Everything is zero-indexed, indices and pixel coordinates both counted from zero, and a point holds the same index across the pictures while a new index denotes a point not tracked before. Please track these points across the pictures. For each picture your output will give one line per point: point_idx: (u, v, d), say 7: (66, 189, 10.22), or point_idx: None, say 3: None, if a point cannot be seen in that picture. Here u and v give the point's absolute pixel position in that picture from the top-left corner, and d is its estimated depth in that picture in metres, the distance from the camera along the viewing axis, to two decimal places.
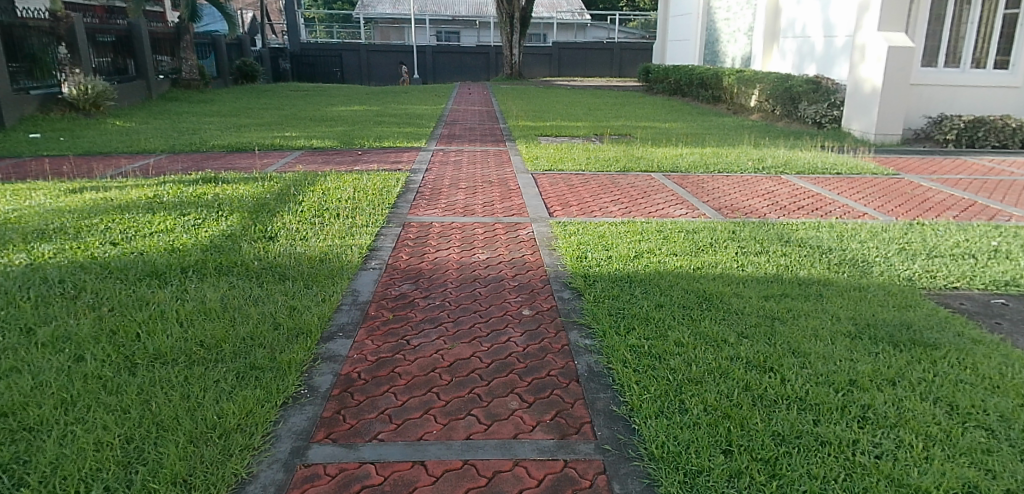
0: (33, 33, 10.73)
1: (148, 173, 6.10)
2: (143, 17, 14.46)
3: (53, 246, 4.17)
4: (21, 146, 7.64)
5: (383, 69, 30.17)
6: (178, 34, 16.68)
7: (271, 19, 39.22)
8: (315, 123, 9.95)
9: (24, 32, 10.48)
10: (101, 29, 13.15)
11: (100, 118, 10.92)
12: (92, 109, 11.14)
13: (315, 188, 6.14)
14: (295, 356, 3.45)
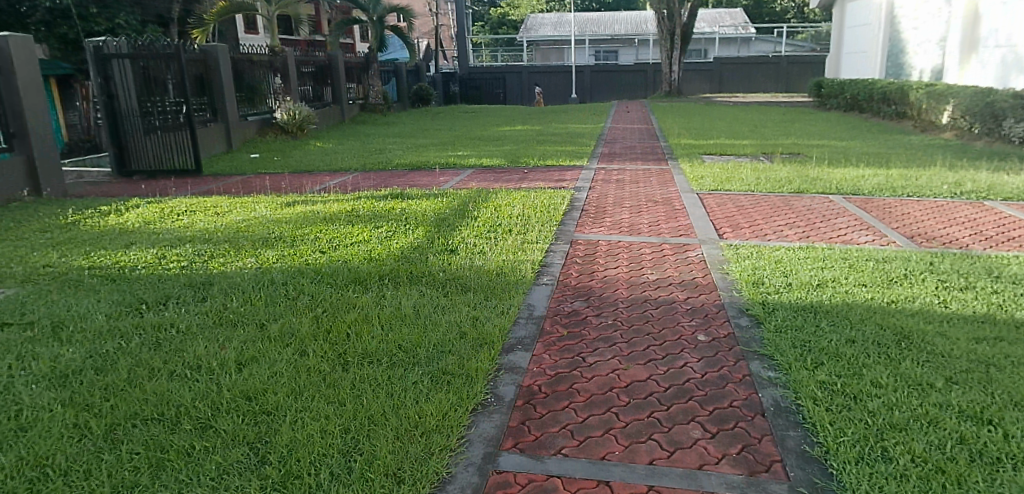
0: (255, 67, 12.35)
1: (345, 189, 6.78)
2: (339, 49, 16.24)
3: (275, 252, 4.73)
4: (247, 165, 8.88)
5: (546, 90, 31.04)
6: (369, 62, 18.50)
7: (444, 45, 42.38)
8: (483, 142, 10.47)
9: (248, 66, 12.08)
10: (306, 61, 14.81)
11: (305, 140, 12.35)
12: (297, 132, 12.54)
13: (488, 204, 6.44)
14: (481, 364, 3.59)
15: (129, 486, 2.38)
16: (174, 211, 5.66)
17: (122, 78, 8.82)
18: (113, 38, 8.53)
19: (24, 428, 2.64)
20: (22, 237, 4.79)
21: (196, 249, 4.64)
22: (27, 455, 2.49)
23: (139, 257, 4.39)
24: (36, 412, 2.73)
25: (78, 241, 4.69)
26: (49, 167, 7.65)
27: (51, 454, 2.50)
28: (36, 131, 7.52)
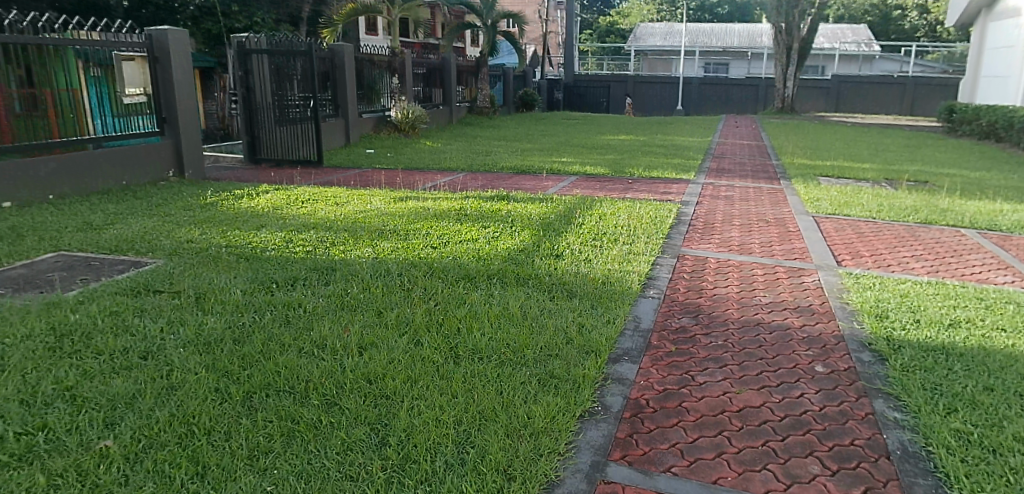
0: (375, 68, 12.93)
1: (454, 188, 6.95)
2: (453, 53, 16.73)
3: (390, 244, 4.91)
4: (363, 160, 9.31)
5: (651, 100, 30.63)
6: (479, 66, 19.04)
7: (552, 53, 42.93)
8: (587, 150, 10.46)
9: (368, 67, 12.66)
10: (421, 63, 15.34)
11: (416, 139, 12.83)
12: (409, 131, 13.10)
13: (593, 212, 6.40)
14: (588, 372, 3.49)
15: (264, 450, 2.54)
16: (298, 199, 6.01)
17: (259, 73, 9.29)
18: (255, 35, 9.21)
19: (174, 388, 2.82)
20: (170, 214, 5.22)
21: (318, 236, 4.88)
22: (177, 412, 2.67)
23: (269, 239, 4.68)
24: (185, 375, 2.91)
25: (215, 221, 5.05)
26: (193, 152, 8.10)
27: (197, 413, 2.68)
28: (185, 114, 7.98)
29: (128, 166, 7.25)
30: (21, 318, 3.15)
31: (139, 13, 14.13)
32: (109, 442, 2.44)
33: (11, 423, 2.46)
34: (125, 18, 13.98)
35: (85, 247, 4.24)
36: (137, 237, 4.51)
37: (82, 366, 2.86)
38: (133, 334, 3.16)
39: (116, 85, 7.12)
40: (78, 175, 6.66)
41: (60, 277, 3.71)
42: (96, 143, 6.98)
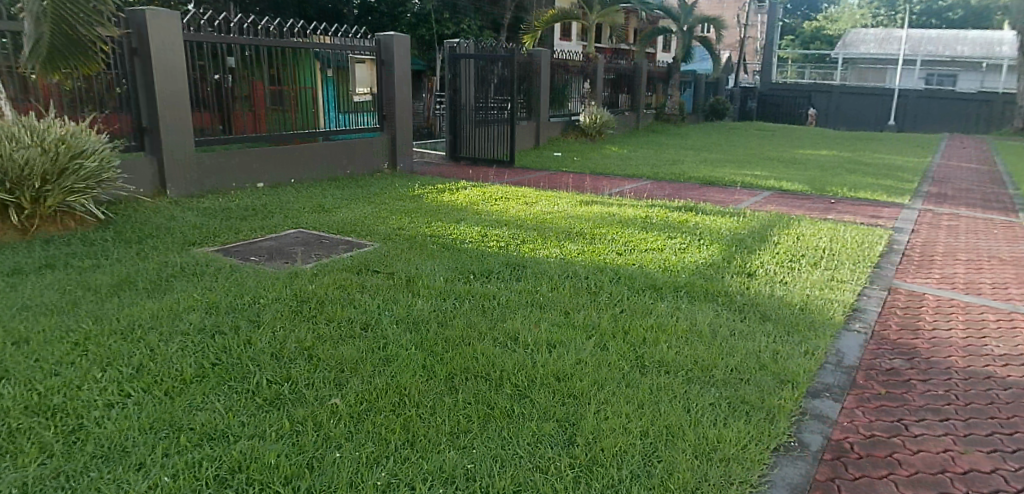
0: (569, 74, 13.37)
1: (640, 195, 6.90)
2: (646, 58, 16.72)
3: (576, 246, 4.99)
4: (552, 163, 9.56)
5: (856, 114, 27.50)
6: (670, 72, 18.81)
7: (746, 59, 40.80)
8: (781, 164, 9.79)
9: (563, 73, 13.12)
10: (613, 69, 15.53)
11: (602, 144, 12.92)
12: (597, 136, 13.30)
13: (790, 231, 5.99)
14: (784, 403, 3.21)
15: (463, 430, 2.63)
16: (492, 196, 6.36)
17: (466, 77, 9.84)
18: (465, 41, 9.79)
19: (389, 360, 3.08)
20: (384, 202, 5.79)
21: (510, 233, 5.11)
22: (391, 382, 2.89)
23: (466, 232, 5.00)
24: (397, 350, 3.17)
25: (422, 212, 5.51)
26: (405, 146, 8.71)
27: (407, 385, 2.88)
28: (401, 112, 8.62)
29: (351, 157, 8.06)
30: (273, 283, 3.62)
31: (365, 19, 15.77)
32: (337, 400, 2.68)
33: (264, 371, 2.78)
34: (353, 24, 15.68)
35: (318, 227, 4.85)
36: (358, 221, 5.05)
37: (316, 330, 3.20)
38: (356, 307, 3.51)
39: (345, 85, 7.87)
40: (312, 163, 7.54)
41: (300, 251, 4.27)
42: (327, 136, 7.86)
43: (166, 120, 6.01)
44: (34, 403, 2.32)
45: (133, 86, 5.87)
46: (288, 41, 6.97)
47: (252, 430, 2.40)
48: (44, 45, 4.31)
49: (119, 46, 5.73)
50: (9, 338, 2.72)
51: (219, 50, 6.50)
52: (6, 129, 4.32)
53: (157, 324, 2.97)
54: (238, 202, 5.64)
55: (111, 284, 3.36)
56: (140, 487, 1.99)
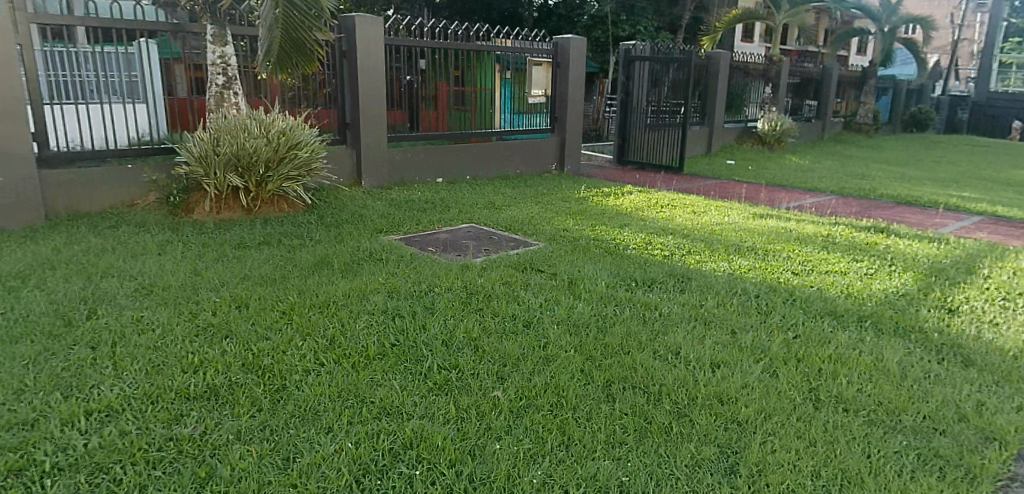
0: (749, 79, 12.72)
1: (821, 212, 6.38)
2: (838, 62, 15.49)
3: (747, 262, 4.72)
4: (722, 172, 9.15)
5: None
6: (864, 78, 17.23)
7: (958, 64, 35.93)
8: (998, 186, 8.48)
9: (742, 78, 12.47)
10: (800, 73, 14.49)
11: (779, 153, 12.06)
12: (775, 144, 12.39)
13: (1008, 264, 5.16)
14: (988, 464, 2.55)
15: (619, 441, 2.47)
16: (659, 202, 6.25)
17: (639, 79, 9.72)
18: (641, 43, 9.70)
19: (550, 360, 3.02)
20: (551, 203, 5.92)
21: (676, 242, 4.97)
22: (550, 382, 2.82)
23: (632, 238, 4.94)
24: (557, 350, 3.10)
25: (586, 214, 5.55)
26: (575, 148, 8.69)
27: (565, 387, 2.79)
28: (574, 115, 8.58)
29: (523, 157, 8.17)
30: (446, 273, 3.78)
31: (543, 23, 16.10)
32: (499, 393, 2.68)
33: (436, 357, 2.87)
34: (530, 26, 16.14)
35: (488, 223, 5.07)
36: (525, 220, 5.20)
37: (483, 322, 3.26)
38: (520, 303, 3.52)
39: (521, 87, 8.08)
40: (488, 162, 7.77)
41: (471, 245, 4.48)
42: (501, 136, 8.04)
43: (365, 117, 6.44)
44: (249, 361, 2.59)
45: (340, 85, 6.35)
46: (473, 45, 7.20)
47: (423, 410, 2.47)
48: (273, 53, 4.93)
49: (332, 49, 6.21)
50: (234, 302, 3.13)
51: (413, 52, 6.82)
52: (242, 121, 5.02)
53: (348, 302, 3.23)
54: (420, 195, 6.07)
55: (313, 262, 3.79)
56: (329, 449, 2.14)
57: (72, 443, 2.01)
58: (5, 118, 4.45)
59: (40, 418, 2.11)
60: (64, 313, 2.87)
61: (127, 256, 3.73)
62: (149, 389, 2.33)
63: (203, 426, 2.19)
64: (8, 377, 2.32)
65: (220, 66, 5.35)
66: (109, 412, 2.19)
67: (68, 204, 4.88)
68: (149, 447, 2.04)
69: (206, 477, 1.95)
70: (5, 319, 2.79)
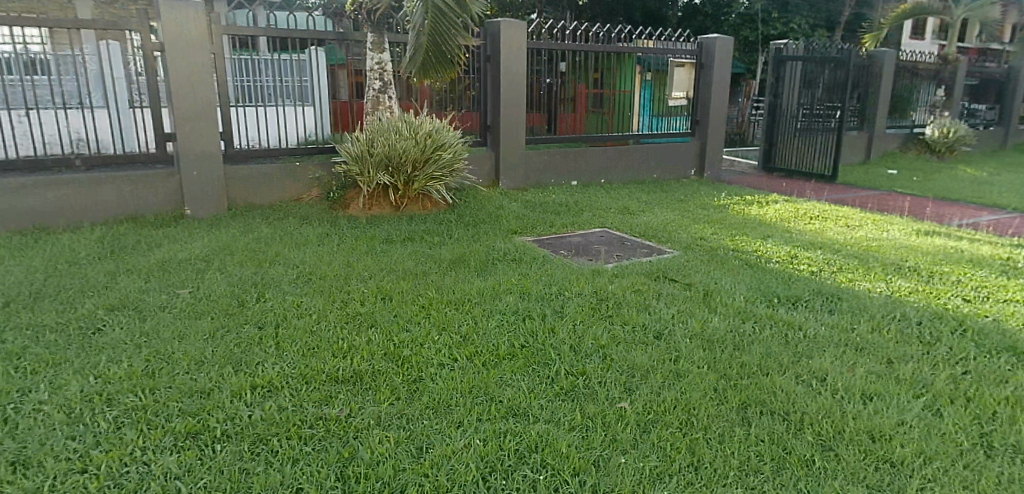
0: (918, 80, 11.49)
1: (1003, 231, 5.58)
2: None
3: (907, 284, 4.22)
4: (882, 182, 8.33)
5: None
6: None
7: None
8: None
9: (909, 79, 11.30)
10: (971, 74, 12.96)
11: (952, 162, 10.70)
12: (947, 152, 11.07)
13: None
14: None
15: (753, 469, 2.16)
16: (807, 213, 5.82)
17: (790, 81, 9.08)
18: (793, 42, 9.04)
19: (679, 375, 2.77)
20: (688, 210, 5.73)
21: (826, 258, 4.59)
22: (681, 397, 2.57)
23: (775, 251, 4.64)
24: (689, 365, 2.85)
25: (725, 223, 5.30)
26: (715, 152, 8.32)
27: (697, 405, 2.52)
28: (717, 118, 8.20)
29: (659, 161, 7.93)
30: (577, 277, 3.77)
31: (688, 23, 15.57)
32: (626, 405, 2.48)
33: (563, 361, 2.77)
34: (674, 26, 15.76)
35: (621, 228, 5.01)
36: (660, 226, 5.07)
37: (612, 330, 3.12)
38: (650, 313, 3.37)
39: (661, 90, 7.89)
40: (623, 166, 7.64)
41: (603, 250, 4.45)
42: (637, 140, 7.82)
43: (506, 120, 6.56)
44: (390, 351, 2.74)
45: (484, 88, 6.53)
46: (615, 45, 7.04)
47: (550, 413, 2.38)
48: (422, 52, 5.22)
49: (477, 53, 6.40)
50: (379, 293, 3.34)
51: (554, 55, 6.84)
52: (394, 123, 5.34)
53: (481, 301, 3.32)
54: (554, 197, 6.12)
55: (451, 259, 3.96)
56: (458, 444, 2.15)
57: (239, 414, 2.24)
58: (201, 121, 5.02)
59: (215, 388, 2.38)
60: (239, 295, 3.23)
61: (291, 245, 4.12)
62: (304, 370, 2.55)
63: (348, 408, 2.33)
64: (193, 348, 2.65)
65: (377, 72, 5.74)
66: (270, 388, 2.42)
67: (246, 197, 5.42)
68: (302, 424, 2.22)
69: (349, 457, 2.07)
70: (193, 297, 3.18)
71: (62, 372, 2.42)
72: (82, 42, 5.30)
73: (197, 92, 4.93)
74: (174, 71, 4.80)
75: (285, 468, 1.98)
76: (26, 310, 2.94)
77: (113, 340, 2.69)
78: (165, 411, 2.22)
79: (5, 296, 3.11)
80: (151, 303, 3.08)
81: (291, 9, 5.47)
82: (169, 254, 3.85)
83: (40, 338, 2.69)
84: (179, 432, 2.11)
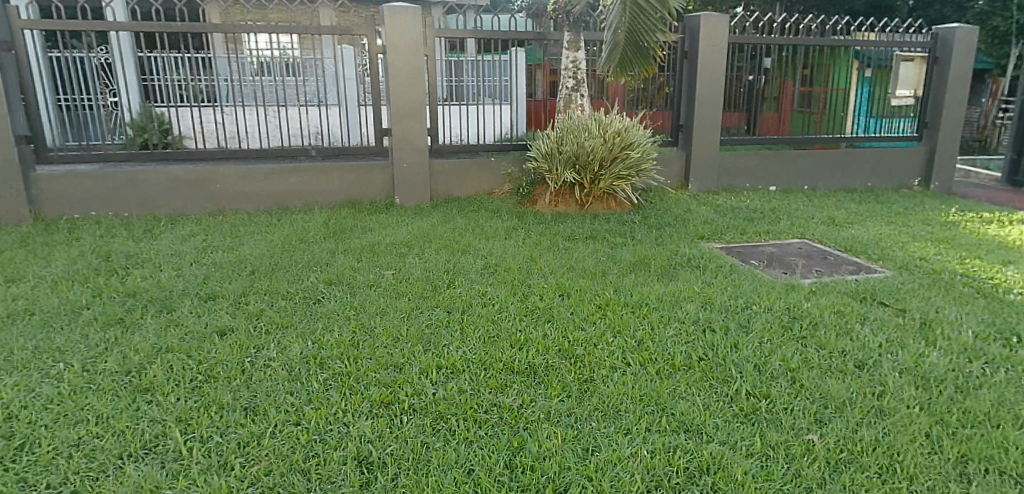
0: None
1: None
2: None
3: None
4: None
5: None
6: None
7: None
8: None
9: None
10: None
11: None
12: None
13: None
14: None
15: None
16: None
17: None
18: None
19: (883, 413, 2.43)
20: (908, 225, 5.02)
21: None
22: (882, 439, 2.25)
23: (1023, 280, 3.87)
24: (897, 404, 2.48)
25: (957, 243, 4.55)
26: (952, 161, 7.11)
27: (903, 451, 2.19)
28: (956, 119, 7.00)
29: (876, 168, 7.04)
30: (768, 291, 3.49)
31: (924, 12, 13.57)
32: (814, 438, 2.25)
33: (745, 381, 2.59)
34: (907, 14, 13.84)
35: (824, 241, 4.54)
36: (871, 242, 4.51)
37: (804, 353, 2.84)
38: (853, 340, 2.99)
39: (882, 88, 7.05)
40: (831, 172, 6.91)
41: (800, 263, 4.08)
42: (849, 143, 7.02)
43: (701, 119, 6.26)
44: (565, 348, 2.78)
45: (679, 86, 6.30)
46: (827, 39, 6.29)
47: (726, 435, 2.24)
48: (615, 56, 5.20)
49: (674, 50, 6.21)
50: (558, 289, 3.41)
51: (758, 49, 6.35)
52: (585, 122, 5.40)
53: (660, 306, 3.23)
54: (749, 203, 5.72)
55: (632, 261, 3.90)
56: (625, 451, 2.12)
57: (424, 390, 2.43)
58: (412, 118, 5.49)
59: (406, 364, 2.62)
60: (433, 280, 3.50)
61: (482, 237, 4.36)
62: (484, 357, 2.69)
63: (521, 399, 2.41)
64: (391, 325, 2.94)
65: (572, 70, 5.85)
66: (453, 370, 2.59)
67: (446, 189, 5.84)
68: (478, 408, 2.35)
69: (518, 447, 2.15)
70: (395, 278, 3.52)
71: (289, 334, 2.83)
72: (323, 47, 6.09)
73: (410, 90, 5.40)
74: (393, 71, 5.31)
75: (460, 448, 2.12)
76: (267, 279, 3.49)
77: (328, 311, 3.08)
78: (365, 380, 2.48)
79: (253, 264, 3.71)
80: (361, 281, 3.47)
81: (496, 11, 5.75)
82: (377, 237, 4.29)
83: (275, 303, 3.17)
84: (374, 399, 2.36)
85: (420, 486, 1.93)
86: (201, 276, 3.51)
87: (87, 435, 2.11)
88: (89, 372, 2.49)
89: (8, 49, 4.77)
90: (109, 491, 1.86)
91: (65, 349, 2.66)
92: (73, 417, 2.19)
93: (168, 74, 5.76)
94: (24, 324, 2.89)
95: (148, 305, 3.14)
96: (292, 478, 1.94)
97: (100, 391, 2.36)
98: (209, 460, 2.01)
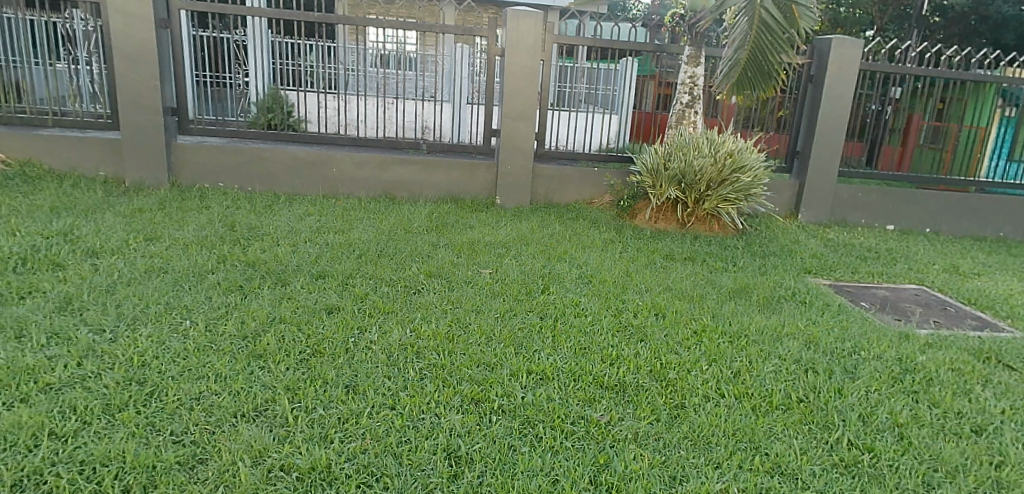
0: None
1: None
2: None
3: None
4: None
5: None
6: None
7: None
8: None
9: None
10: None
11: None
12: None
13: None
14: None
15: None
16: None
17: None
18: None
19: (1001, 485, 2.20)
20: None
21: None
22: None
23: None
24: (1019, 478, 2.23)
25: None
26: None
27: None
28: None
29: (1011, 216, 6.44)
30: (879, 337, 3.28)
31: None
32: None
33: (848, 430, 2.44)
34: None
35: (946, 290, 4.21)
36: (1000, 297, 4.13)
37: (915, 408, 2.63)
38: (973, 402, 2.72)
39: None
40: (959, 216, 6.39)
41: (916, 311, 3.82)
42: (980, 188, 6.48)
43: (821, 146, 5.98)
44: (656, 369, 2.73)
45: (799, 111, 6.08)
46: (971, 74, 5.85)
47: (823, 484, 2.13)
48: (738, 71, 5.10)
49: (798, 73, 6.00)
50: (653, 308, 3.36)
51: (891, 78, 5.96)
52: (696, 140, 5.29)
53: (760, 341, 3.10)
54: (863, 241, 5.40)
55: (732, 288, 3.78)
56: (715, 486, 2.07)
57: (514, 393, 2.47)
58: (522, 121, 5.57)
59: (498, 364, 2.66)
60: (529, 284, 3.54)
61: (579, 246, 4.37)
62: (574, 367, 2.70)
63: (609, 416, 2.40)
64: (485, 323, 3.00)
65: (688, 85, 5.77)
66: (543, 377, 2.61)
67: (546, 194, 5.88)
68: (566, 418, 2.36)
69: (603, 464, 2.13)
70: (492, 277, 3.60)
71: (389, 320, 2.96)
72: (442, 45, 6.37)
73: (523, 93, 5.48)
74: (510, 74, 5.42)
75: (546, 456, 2.14)
76: (373, 263, 3.65)
77: (427, 302, 3.19)
78: (458, 375, 2.55)
79: (361, 249, 3.89)
80: (460, 276, 3.56)
81: (617, 19, 5.69)
82: (477, 235, 4.40)
83: (378, 288, 3.31)
84: (465, 395, 2.42)
85: (506, 488, 1.96)
86: (313, 254, 3.72)
87: (207, 391, 2.29)
88: (211, 333, 2.70)
89: (165, 27, 5.26)
90: (224, 446, 2.02)
91: (192, 307, 2.91)
92: (196, 372, 2.39)
93: (299, 59, 6.13)
94: (158, 281, 3.18)
95: (265, 275, 3.37)
96: (385, 460, 2.03)
97: (219, 352, 2.56)
98: (311, 431, 2.14)
